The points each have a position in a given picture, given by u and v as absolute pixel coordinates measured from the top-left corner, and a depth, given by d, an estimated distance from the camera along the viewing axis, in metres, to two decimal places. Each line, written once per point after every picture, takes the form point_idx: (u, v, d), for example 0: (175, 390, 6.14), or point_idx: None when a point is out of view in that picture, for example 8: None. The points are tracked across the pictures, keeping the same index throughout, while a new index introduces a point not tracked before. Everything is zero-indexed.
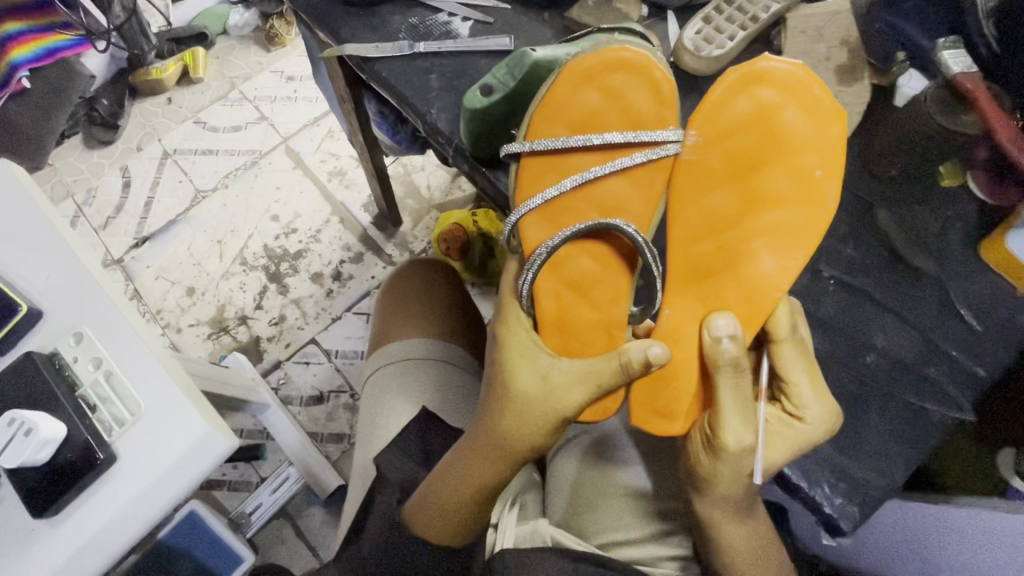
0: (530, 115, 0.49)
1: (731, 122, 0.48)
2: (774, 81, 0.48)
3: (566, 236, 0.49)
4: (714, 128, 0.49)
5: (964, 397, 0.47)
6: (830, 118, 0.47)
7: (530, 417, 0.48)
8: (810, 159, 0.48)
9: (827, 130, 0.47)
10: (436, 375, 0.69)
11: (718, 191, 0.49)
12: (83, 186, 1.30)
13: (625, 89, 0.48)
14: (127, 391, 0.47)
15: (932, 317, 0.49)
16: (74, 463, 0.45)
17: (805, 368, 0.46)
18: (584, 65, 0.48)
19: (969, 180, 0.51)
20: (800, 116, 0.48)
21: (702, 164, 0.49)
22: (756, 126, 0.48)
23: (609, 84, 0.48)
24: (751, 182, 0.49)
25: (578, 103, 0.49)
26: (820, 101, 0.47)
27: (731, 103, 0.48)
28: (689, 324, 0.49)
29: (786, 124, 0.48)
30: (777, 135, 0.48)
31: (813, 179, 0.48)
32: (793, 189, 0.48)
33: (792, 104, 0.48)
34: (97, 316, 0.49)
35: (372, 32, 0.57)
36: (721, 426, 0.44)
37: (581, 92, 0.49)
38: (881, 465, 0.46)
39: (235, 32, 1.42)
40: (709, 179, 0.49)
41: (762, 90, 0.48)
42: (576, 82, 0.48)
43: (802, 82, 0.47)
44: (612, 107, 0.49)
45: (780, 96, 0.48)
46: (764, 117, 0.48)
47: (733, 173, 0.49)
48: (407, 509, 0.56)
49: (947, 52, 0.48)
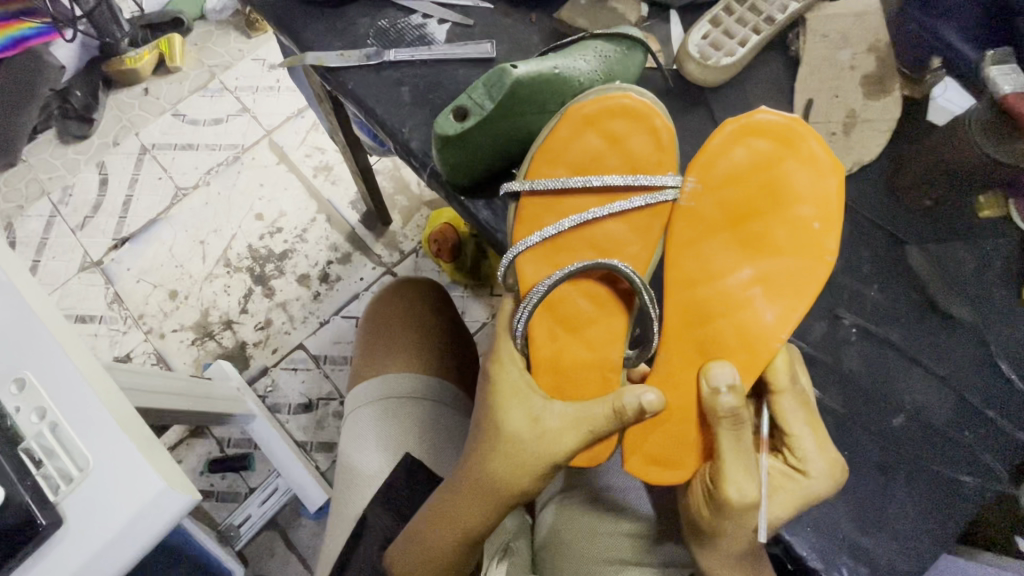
0: (531, 155, 0.46)
1: (728, 172, 0.45)
2: (772, 132, 0.45)
3: (561, 276, 0.44)
4: (711, 177, 0.45)
5: (1001, 464, 0.43)
6: (827, 170, 0.44)
7: (520, 464, 0.43)
8: (808, 211, 0.44)
9: (822, 181, 0.44)
10: (422, 414, 0.65)
11: (713, 239, 0.46)
12: (58, 183, 1.24)
13: (625, 134, 0.45)
14: (75, 444, 0.43)
15: (964, 371, 0.45)
16: (15, 528, 0.41)
17: (806, 419, 0.42)
18: (584, 110, 0.45)
19: (1012, 212, 0.46)
20: (799, 168, 0.44)
21: (698, 211, 0.46)
22: (753, 177, 0.45)
23: (610, 130, 0.45)
24: (746, 233, 0.45)
25: (575, 148, 0.46)
26: (817, 155, 0.44)
27: (728, 154, 0.45)
28: (682, 371, 0.45)
29: (784, 175, 0.44)
30: (775, 185, 0.45)
31: (810, 232, 0.44)
32: (791, 240, 0.44)
33: (790, 157, 0.44)
34: (40, 359, 0.44)
35: (337, 37, 0.51)
36: (724, 479, 0.39)
37: (578, 137, 0.45)
38: (907, 546, 0.42)
39: (212, 16, 1.34)
40: (704, 226, 0.46)
41: (759, 142, 0.45)
42: (573, 127, 0.45)
43: (801, 134, 0.44)
44: (613, 152, 0.46)
45: (778, 149, 0.45)
46: (762, 169, 0.45)
47: (729, 222, 0.46)
48: (390, 553, 0.52)
49: (993, 67, 0.44)
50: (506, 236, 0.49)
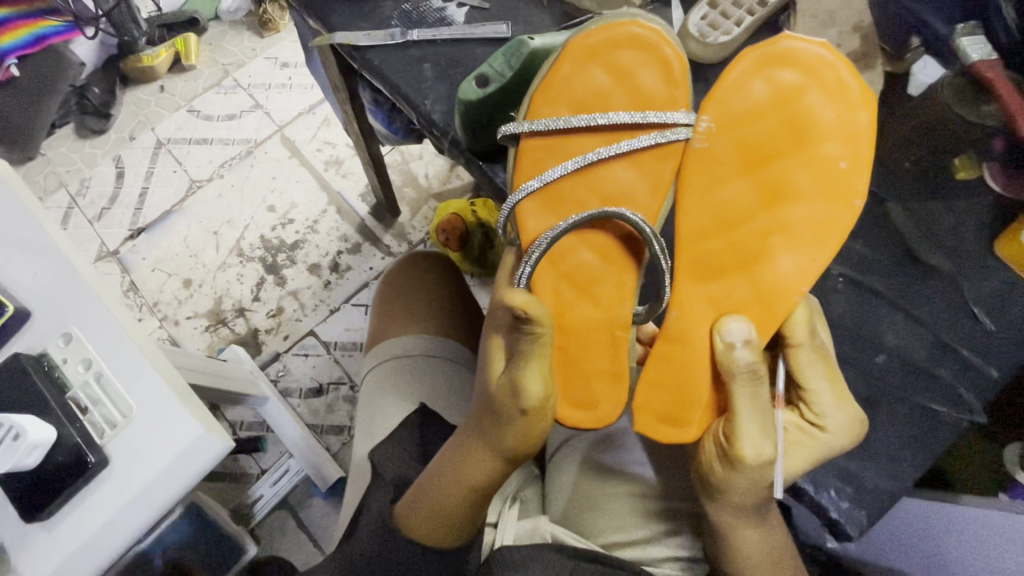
0: (535, 93, 0.49)
1: (747, 107, 0.48)
2: (795, 62, 0.47)
3: (563, 228, 0.48)
4: (731, 115, 0.48)
5: (975, 398, 0.48)
6: (857, 103, 0.46)
7: (499, 407, 0.48)
8: (833, 148, 0.47)
9: (853, 116, 0.47)
10: (432, 370, 0.69)
11: (734, 182, 0.49)
12: (76, 176, 1.28)
13: (634, 66, 0.49)
14: (118, 393, 0.46)
15: (944, 315, 0.49)
16: (66, 466, 0.45)
17: (824, 370, 0.46)
18: (592, 43, 0.48)
19: (985, 174, 0.51)
20: (823, 100, 0.47)
21: (716, 153, 0.49)
22: (776, 111, 0.48)
23: (619, 61, 0.49)
24: (767, 174, 0.48)
25: (583, 82, 0.49)
26: (847, 85, 0.47)
27: (747, 87, 0.48)
28: (698, 325, 0.48)
29: (809, 108, 0.47)
30: (797, 121, 0.47)
31: (837, 171, 0.47)
32: (815, 181, 0.47)
33: (814, 87, 0.47)
34: (85, 316, 0.47)
35: (363, 19, 0.57)
36: (739, 437, 0.43)
37: (586, 70, 0.49)
38: (891, 469, 0.47)
39: (227, 16, 1.38)
40: (723, 170, 0.49)
41: (782, 73, 0.47)
42: (581, 60, 0.49)
43: (826, 64, 0.47)
44: (619, 87, 0.49)
45: (802, 79, 0.47)
46: (784, 103, 0.48)
47: (749, 163, 0.48)
48: (400, 509, 0.55)
49: (964, 39, 0.49)
50: (507, 177, 0.52)
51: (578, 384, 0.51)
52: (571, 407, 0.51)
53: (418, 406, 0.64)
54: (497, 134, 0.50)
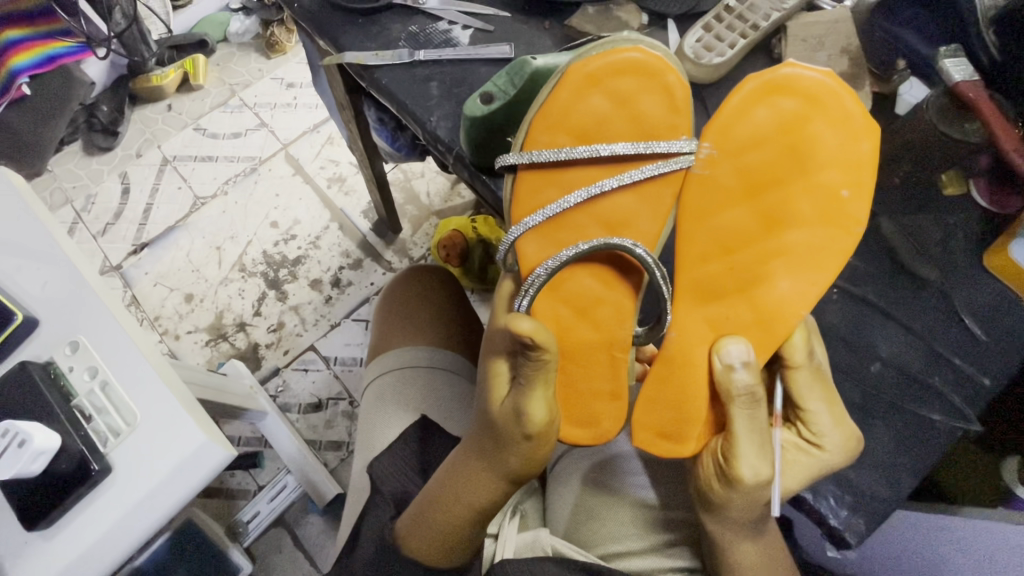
0: (535, 118, 0.50)
1: (750, 133, 0.49)
2: (798, 90, 0.48)
3: (562, 259, 0.49)
4: (733, 141, 0.49)
5: (969, 406, 0.49)
6: (859, 132, 0.48)
7: (502, 429, 0.48)
8: (833, 176, 0.48)
9: (856, 143, 0.48)
10: (434, 380, 0.69)
11: (734, 207, 0.50)
12: (81, 193, 1.29)
13: (636, 92, 0.49)
14: (124, 402, 0.46)
15: (934, 325, 0.51)
16: (69, 474, 0.45)
17: (822, 396, 0.47)
18: (593, 68, 0.49)
19: (971, 190, 0.53)
20: (826, 128, 0.48)
21: (717, 178, 0.50)
22: (778, 139, 0.49)
23: (620, 87, 0.49)
24: (768, 199, 0.50)
25: (584, 108, 0.50)
26: (849, 114, 0.48)
27: (749, 115, 0.49)
28: (698, 346, 0.49)
29: (811, 136, 0.48)
30: (799, 148, 0.49)
31: (837, 198, 0.49)
32: (816, 208, 0.49)
33: (817, 116, 0.48)
34: (92, 324, 0.48)
35: (372, 40, 0.60)
36: (737, 458, 0.44)
37: (588, 97, 0.50)
38: (887, 477, 0.48)
39: (235, 39, 1.42)
40: (725, 195, 0.50)
41: (785, 101, 0.48)
42: (582, 86, 0.49)
43: (828, 92, 0.48)
44: (620, 113, 0.50)
45: (805, 107, 0.48)
46: (787, 131, 0.49)
47: (750, 189, 0.50)
48: (400, 528, 0.54)
49: (947, 60, 0.51)
50: (506, 202, 0.54)
51: (578, 404, 0.51)
52: (572, 425, 0.52)
53: (419, 417, 0.65)
54: (497, 161, 0.52)
